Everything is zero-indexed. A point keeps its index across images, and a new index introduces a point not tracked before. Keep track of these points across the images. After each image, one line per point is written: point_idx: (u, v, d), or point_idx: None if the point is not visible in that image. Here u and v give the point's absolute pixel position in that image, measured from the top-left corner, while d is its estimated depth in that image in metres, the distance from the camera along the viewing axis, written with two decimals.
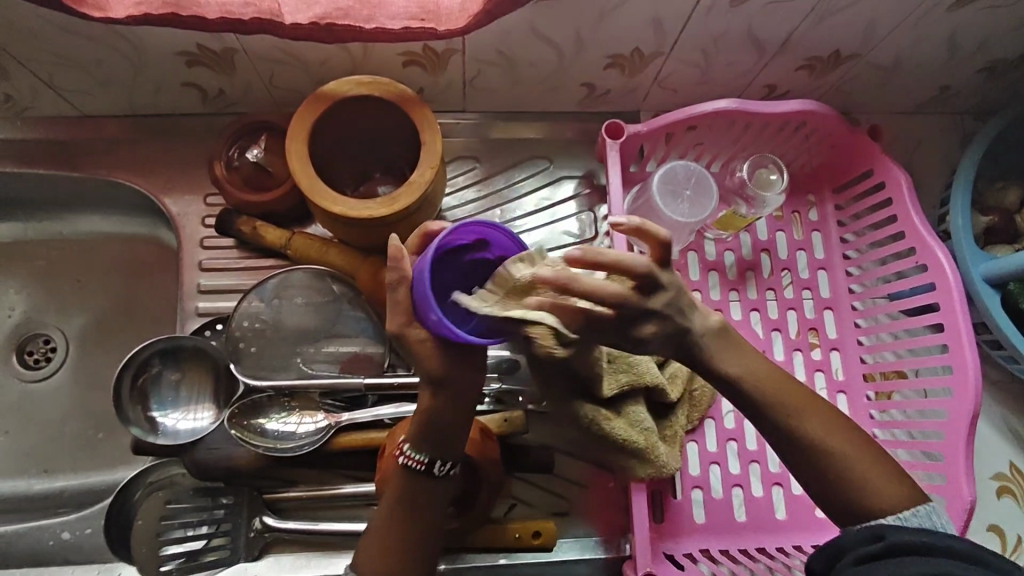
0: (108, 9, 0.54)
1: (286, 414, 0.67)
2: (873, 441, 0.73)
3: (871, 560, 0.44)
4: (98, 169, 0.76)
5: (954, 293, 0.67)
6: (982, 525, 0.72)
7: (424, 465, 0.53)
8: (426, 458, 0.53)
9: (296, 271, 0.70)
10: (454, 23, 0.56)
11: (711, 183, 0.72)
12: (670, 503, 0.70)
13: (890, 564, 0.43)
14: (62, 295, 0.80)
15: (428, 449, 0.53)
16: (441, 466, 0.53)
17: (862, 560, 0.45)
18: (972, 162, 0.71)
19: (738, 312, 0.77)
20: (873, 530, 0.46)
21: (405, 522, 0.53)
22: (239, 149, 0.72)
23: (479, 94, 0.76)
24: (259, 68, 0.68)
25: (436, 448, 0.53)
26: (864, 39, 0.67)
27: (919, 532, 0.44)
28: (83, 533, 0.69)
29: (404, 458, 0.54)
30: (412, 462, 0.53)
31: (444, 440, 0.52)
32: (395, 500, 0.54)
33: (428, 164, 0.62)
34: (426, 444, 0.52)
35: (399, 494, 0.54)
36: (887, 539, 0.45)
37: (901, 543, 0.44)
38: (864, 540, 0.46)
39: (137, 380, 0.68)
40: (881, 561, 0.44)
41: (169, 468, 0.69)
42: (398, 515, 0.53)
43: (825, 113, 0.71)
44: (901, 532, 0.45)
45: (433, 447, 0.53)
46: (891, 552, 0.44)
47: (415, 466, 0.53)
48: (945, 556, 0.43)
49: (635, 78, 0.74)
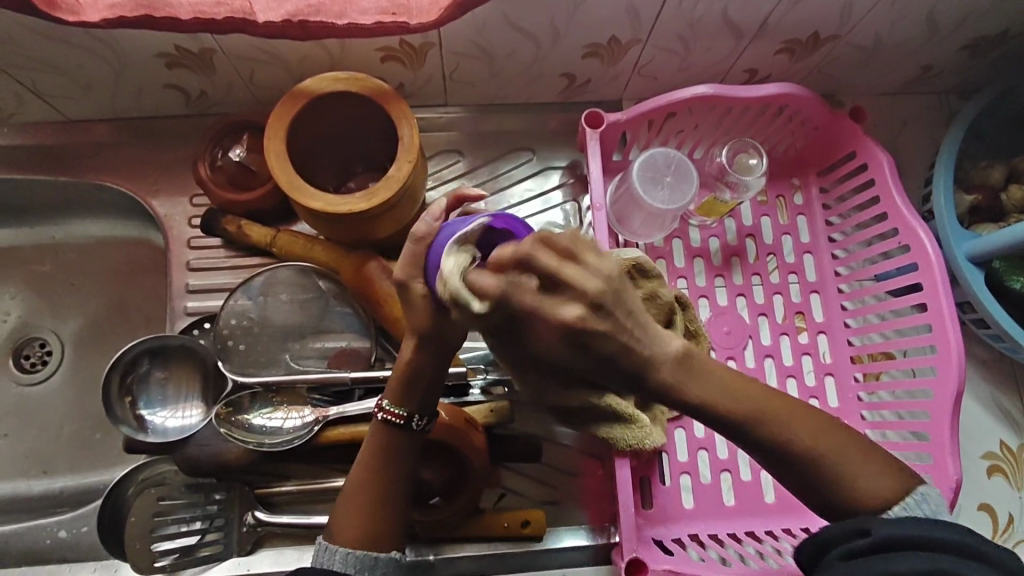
0: (81, 12, 0.54)
1: (272, 409, 0.68)
2: (861, 424, 0.73)
3: (858, 557, 0.42)
4: (86, 173, 0.77)
5: (936, 274, 0.66)
6: (972, 504, 0.72)
7: (403, 420, 0.54)
8: (406, 412, 0.54)
9: (282, 268, 0.71)
10: (425, 17, 0.57)
11: (691, 169, 0.73)
12: (659, 489, 0.70)
13: (880, 564, 0.41)
14: (56, 298, 0.81)
15: (408, 403, 0.54)
16: (419, 420, 0.54)
17: (852, 556, 0.43)
18: (954, 142, 0.71)
19: (724, 297, 0.77)
20: (859, 522, 0.43)
21: (382, 486, 0.54)
22: (222, 148, 0.72)
23: (460, 87, 0.76)
24: (239, 68, 0.69)
25: (416, 401, 0.54)
26: (841, 20, 0.67)
27: (912, 526, 0.42)
28: (80, 530, 0.70)
29: (385, 413, 0.54)
30: (391, 416, 0.54)
31: (426, 393, 0.54)
32: (373, 466, 0.54)
33: (406, 158, 0.62)
34: (407, 398, 0.54)
35: (376, 462, 0.55)
36: (875, 534, 0.42)
37: (894, 539, 0.42)
38: (852, 535, 0.43)
39: (125, 380, 0.69)
40: (869, 558, 0.42)
41: (161, 465, 0.70)
42: (376, 481, 0.54)
43: (804, 96, 0.71)
44: (889, 524, 0.42)
45: (414, 401, 0.54)
46: (880, 548, 0.42)
47: (394, 420, 0.54)
48: (937, 553, 0.41)
49: (614, 66, 0.74)
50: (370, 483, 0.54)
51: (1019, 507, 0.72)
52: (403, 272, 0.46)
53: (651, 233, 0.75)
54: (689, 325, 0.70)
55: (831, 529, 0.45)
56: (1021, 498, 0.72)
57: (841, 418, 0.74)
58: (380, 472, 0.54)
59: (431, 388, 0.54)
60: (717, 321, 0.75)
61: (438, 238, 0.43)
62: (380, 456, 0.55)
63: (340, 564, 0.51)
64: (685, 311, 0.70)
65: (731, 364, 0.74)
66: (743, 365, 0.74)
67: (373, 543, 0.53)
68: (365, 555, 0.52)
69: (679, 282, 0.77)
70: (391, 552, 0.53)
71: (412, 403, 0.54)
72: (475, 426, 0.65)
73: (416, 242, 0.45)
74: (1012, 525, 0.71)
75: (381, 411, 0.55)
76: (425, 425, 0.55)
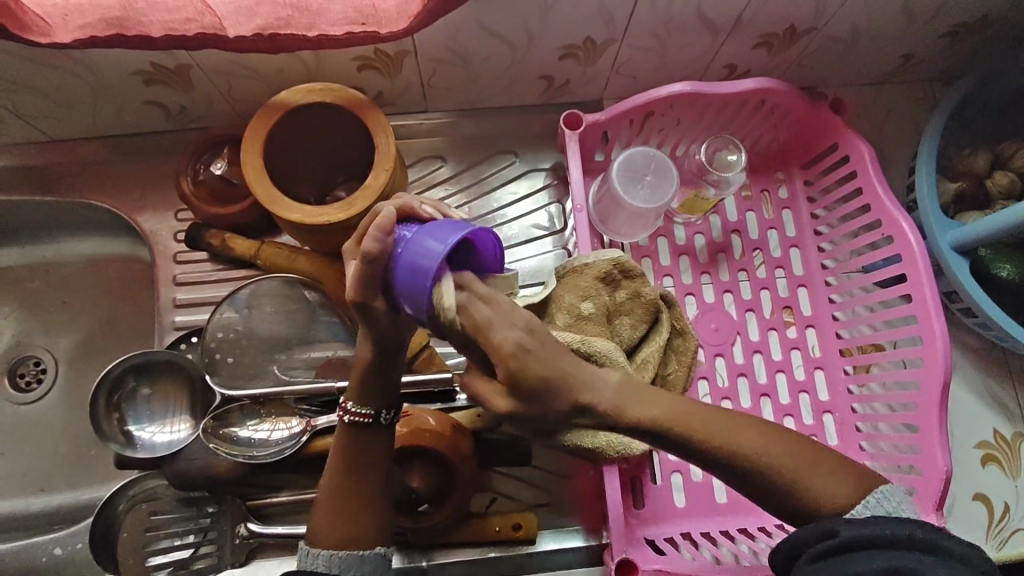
0: (53, 34, 0.54)
1: (259, 422, 0.68)
2: (852, 416, 0.73)
3: (825, 559, 0.43)
4: (72, 191, 0.77)
5: (919, 265, 0.66)
6: (967, 495, 0.71)
7: (370, 418, 0.53)
8: (371, 410, 0.53)
9: (266, 280, 0.71)
10: (395, 25, 0.57)
11: (671, 168, 0.72)
12: (650, 489, 0.70)
13: (849, 565, 0.41)
14: (49, 318, 0.82)
15: (367, 401, 0.53)
16: (387, 414, 0.54)
17: (819, 558, 0.43)
18: (935, 130, 0.70)
19: (711, 294, 0.77)
20: (827, 525, 0.43)
21: (355, 489, 0.54)
22: (204, 163, 0.72)
23: (439, 93, 0.76)
24: (217, 82, 0.69)
25: (380, 400, 0.53)
26: (817, 12, 0.66)
27: (876, 525, 0.42)
28: (75, 546, 0.71)
29: (351, 416, 0.53)
30: (358, 416, 0.53)
31: (388, 386, 0.53)
32: (345, 473, 0.54)
33: (382, 167, 0.62)
34: (370, 396, 0.53)
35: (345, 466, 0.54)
36: (841, 535, 0.42)
37: (858, 538, 0.42)
38: (819, 538, 0.43)
39: (113, 398, 0.69)
40: (839, 560, 0.42)
41: (149, 481, 0.69)
42: (351, 483, 0.54)
43: (784, 90, 0.70)
44: (854, 526, 0.42)
45: (377, 399, 0.53)
46: (847, 549, 0.42)
47: (361, 420, 0.53)
48: (902, 551, 0.41)
49: (592, 66, 0.73)
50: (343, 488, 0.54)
51: (1016, 496, 0.71)
52: (356, 292, 0.44)
53: (634, 232, 0.75)
54: (675, 323, 0.70)
55: (799, 533, 0.45)
56: (1017, 487, 0.71)
57: (832, 412, 0.73)
58: (351, 472, 0.54)
59: (393, 383, 0.53)
60: (704, 318, 0.75)
61: (406, 256, 0.41)
62: (352, 461, 0.54)
63: (324, 565, 0.51)
64: (670, 308, 0.70)
65: (720, 361, 0.74)
66: (732, 362, 0.74)
67: (356, 543, 0.53)
68: (349, 554, 0.52)
69: (665, 280, 0.77)
70: (376, 548, 0.53)
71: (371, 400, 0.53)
72: (461, 431, 0.65)
73: (365, 261, 0.42)
74: (1008, 514, 0.70)
75: (346, 414, 0.54)
76: (394, 418, 0.55)
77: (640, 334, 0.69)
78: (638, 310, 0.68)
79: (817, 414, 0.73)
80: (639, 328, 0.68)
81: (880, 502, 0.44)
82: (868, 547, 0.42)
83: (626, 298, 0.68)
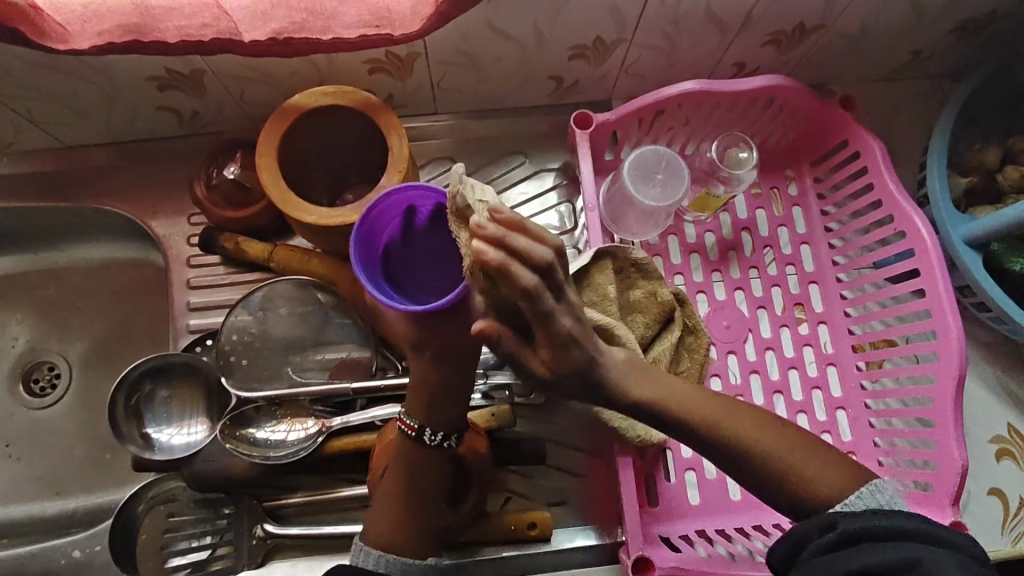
0: (71, 40, 0.55)
1: (276, 422, 0.69)
2: (865, 412, 0.73)
3: (828, 553, 0.44)
4: (86, 197, 0.78)
5: (932, 259, 0.66)
6: (982, 489, 0.71)
7: (415, 432, 0.57)
8: (417, 425, 0.57)
9: (281, 283, 0.71)
10: (408, 28, 0.57)
11: (682, 166, 0.72)
12: (664, 487, 0.70)
13: (849, 557, 0.43)
14: (63, 323, 0.82)
15: (436, 424, 0.57)
16: (430, 434, 0.57)
17: (825, 552, 0.44)
18: (946, 125, 0.70)
19: (722, 292, 0.77)
20: (825, 518, 0.45)
21: (402, 499, 0.58)
22: (218, 166, 0.73)
23: (449, 95, 0.77)
24: (230, 87, 0.70)
25: (428, 416, 0.57)
26: (825, 10, 0.67)
27: (874, 517, 0.44)
28: (93, 550, 0.71)
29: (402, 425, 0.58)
30: (408, 428, 0.58)
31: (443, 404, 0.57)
32: (399, 485, 0.58)
33: (396, 168, 0.63)
34: (421, 412, 0.57)
35: (403, 479, 0.59)
36: (841, 526, 0.44)
37: (856, 531, 0.43)
38: (821, 531, 0.45)
39: (131, 400, 0.70)
40: (841, 552, 0.43)
41: (168, 483, 0.70)
42: (404, 493, 0.58)
43: (793, 87, 0.70)
44: (852, 518, 0.44)
45: (427, 415, 0.57)
46: (848, 541, 0.43)
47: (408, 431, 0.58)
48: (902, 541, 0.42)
49: (601, 67, 0.74)
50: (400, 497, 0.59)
51: None
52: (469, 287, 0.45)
53: (646, 230, 0.75)
54: (688, 321, 0.70)
55: (801, 529, 0.46)
56: None
57: (845, 408, 0.73)
58: (405, 478, 0.59)
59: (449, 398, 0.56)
60: (715, 316, 0.75)
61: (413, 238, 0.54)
62: (405, 471, 0.59)
63: (373, 564, 0.57)
64: (683, 307, 0.70)
65: (732, 358, 0.74)
66: (744, 359, 0.74)
67: (401, 547, 0.58)
68: (394, 558, 0.57)
69: (677, 278, 0.77)
70: (420, 556, 0.58)
71: (436, 420, 0.57)
72: (476, 430, 0.66)
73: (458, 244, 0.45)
74: None
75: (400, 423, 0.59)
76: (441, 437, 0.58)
77: (652, 333, 0.69)
78: (651, 309, 0.69)
79: (831, 410, 0.73)
80: (653, 327, 0.69)
81: (873, 494, 0.46)
82: (867, 539, 0.43)
83: (641, 297, 0.69)
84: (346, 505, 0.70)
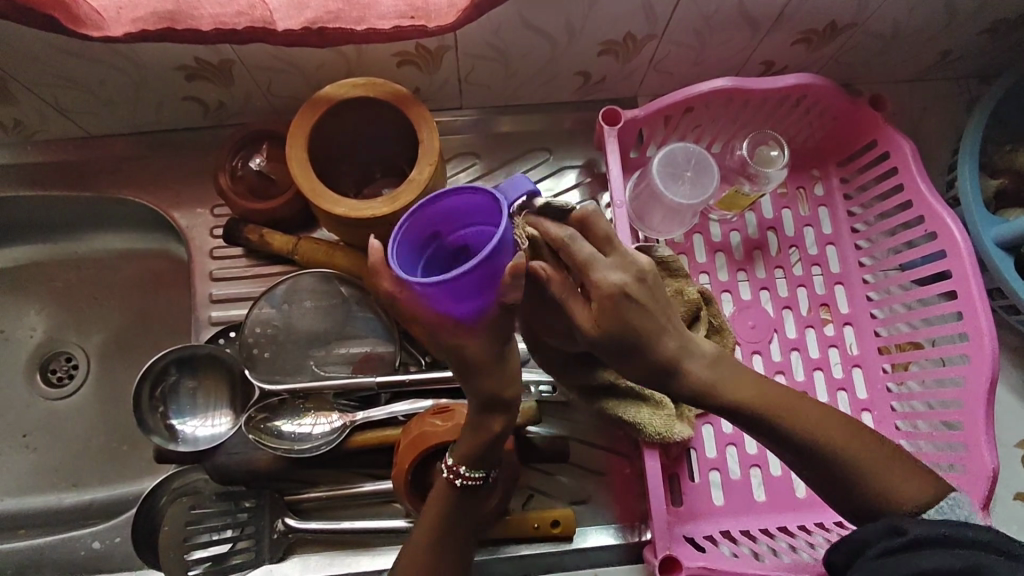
0: (105, 28, 0.54)
1: (301, 415, 0.69)
2: (891, 415, 0.72)
3: (890, 555, 0.45)
4: (108, 188, 0.77)
5: (965, 261, 0.66)
6: (1009, 494, 0.70)
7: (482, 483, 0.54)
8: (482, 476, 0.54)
9: (306, 275, 0.71)
10: (443, 20, 0.57)
11: (711, 163, 0.72)
12: (687, 486, 0.70)
13: (913, 561, 0.43)
14: (82, 313, 0.82)
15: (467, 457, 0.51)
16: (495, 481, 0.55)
17: (886, 554, 0.45)
18: (978, 127, 0.70)
19: (747, 291, 0.76)
20: (892, 524, 0.46)
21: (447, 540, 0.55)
22: (242, 158, 0.73)
23: (475, 90, 0.76)
24: (257, 78, 0.70)
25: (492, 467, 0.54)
26: (859, 9, 0.66)
27: (943, 526, 0.44)
28: (113, 541, 0.71)
29: (462, 479, 0.54)
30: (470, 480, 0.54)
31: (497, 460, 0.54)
32: (446, 527, 0.55)
33: (426, 162, 0.62)
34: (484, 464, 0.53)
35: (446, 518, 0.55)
36: (909, 534, 0.45)
37: (922, 537, 0.44)
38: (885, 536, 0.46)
39: (156, 391, 0.70)
40: (903, 556, 0.44)
41: (190, 475, 0.70)
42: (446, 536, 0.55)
43: (824, 85, 0.70)
44: (922, 525, 0.45)
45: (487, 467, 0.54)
46: (912, 546, 0.44)
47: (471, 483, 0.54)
48: (970, 550, 0.43)
49: (629, 64, 0.74)
50: (439, 533, 0.55)
51: None
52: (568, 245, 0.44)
53: (671, 228, 0.75)
54: (713, 320, 0.70)
55: (863, 532, 0.47)
56: None
57: (870, 409, 0.73)
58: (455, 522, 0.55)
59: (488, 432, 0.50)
60: (741, 315, 0.75)
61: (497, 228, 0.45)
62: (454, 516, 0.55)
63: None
64: (709, 306, 0.70)
65: (757, 358, 0.73)
66: (769, 360, 0.73)
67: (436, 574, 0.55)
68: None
69: (702, 277, 0.76)
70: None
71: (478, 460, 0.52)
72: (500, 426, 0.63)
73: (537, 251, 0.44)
74: None
75: (457, 477, 0.54)
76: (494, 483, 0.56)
77: None
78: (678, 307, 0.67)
79: (855, 412, 0.73)
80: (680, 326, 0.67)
81: (952, 508, 0.47)
82: (934, 546, 0.44)
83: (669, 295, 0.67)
84: (368, 501, 0.69)
